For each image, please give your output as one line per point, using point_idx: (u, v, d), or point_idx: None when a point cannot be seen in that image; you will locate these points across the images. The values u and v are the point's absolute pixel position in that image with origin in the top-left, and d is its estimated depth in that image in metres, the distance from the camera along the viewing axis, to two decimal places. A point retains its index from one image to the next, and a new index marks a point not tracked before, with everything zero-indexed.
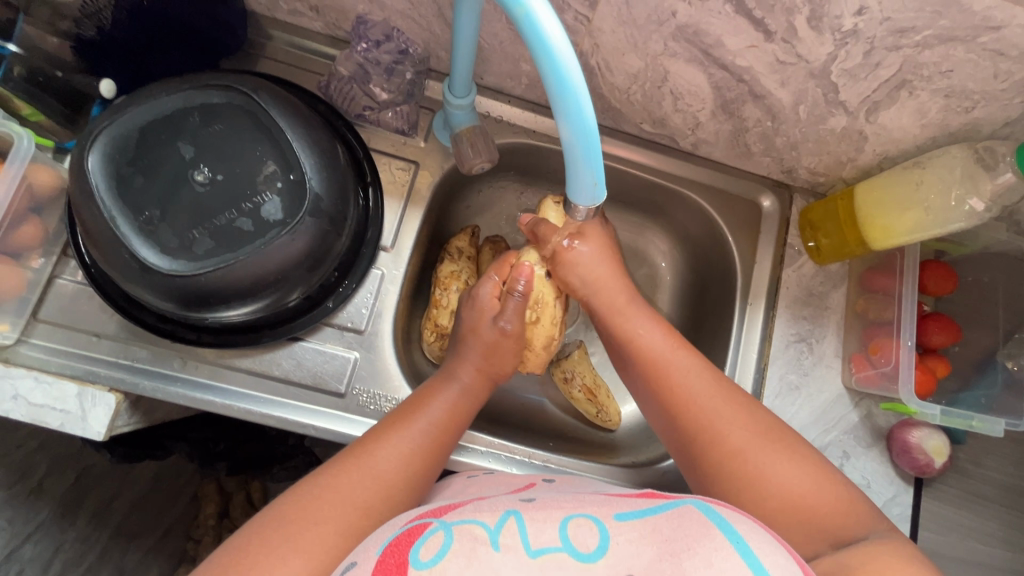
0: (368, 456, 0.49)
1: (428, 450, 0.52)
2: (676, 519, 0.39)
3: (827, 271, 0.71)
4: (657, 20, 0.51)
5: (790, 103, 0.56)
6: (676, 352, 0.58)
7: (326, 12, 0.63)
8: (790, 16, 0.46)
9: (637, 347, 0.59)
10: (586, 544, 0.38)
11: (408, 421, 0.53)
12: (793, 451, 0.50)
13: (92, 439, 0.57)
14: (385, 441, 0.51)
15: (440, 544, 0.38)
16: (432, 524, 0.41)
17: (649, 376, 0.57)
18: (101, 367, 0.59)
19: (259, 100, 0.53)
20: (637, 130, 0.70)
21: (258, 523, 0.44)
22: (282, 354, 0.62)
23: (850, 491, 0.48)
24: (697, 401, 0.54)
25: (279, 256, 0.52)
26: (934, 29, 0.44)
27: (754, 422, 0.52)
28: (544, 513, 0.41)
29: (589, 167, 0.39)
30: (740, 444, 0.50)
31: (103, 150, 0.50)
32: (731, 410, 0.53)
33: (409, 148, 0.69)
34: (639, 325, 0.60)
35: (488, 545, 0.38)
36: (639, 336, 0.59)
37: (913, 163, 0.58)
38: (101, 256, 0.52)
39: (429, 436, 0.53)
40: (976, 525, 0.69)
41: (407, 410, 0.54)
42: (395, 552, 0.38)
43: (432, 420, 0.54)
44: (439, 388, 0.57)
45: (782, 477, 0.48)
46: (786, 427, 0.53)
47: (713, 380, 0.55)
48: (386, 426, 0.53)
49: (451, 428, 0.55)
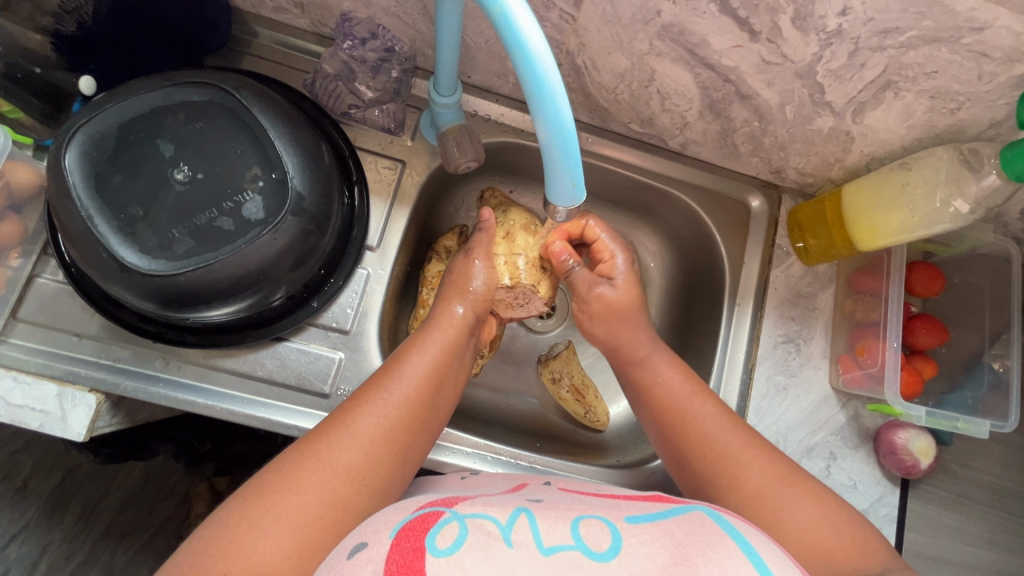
0: (349, 420, 0.49)
1: (408, 409, 0.51)
2: (687, 525, 0.40)
3: (815, 272, 0.71)
4: (642, 19, 0.50)
5: (777, 103, 0.56)
6: (694, 391, 0.58)
7: (311, 9, 0.62)
8: (774, 15, 0.46)
9: (661, 390, 0.60)
10: (598, 543, 0.37)
11: (384, 384, 0.52)
12: (812, 495, 0.51)
13: (71, 440, 0.57)
14: (366, 405, 0.50)
15: (456, 534, 0.37)
16: (447, 513, 0.40)
17: (667, 417, 0.58)
18: (81, 368, 0.58)
19: (240, 97, 0.53)
20: (625, 130, 0.70)
21: (242, 495, 0.43)
22: (266, 354, 0.61)
23: (841, 505, 0.51)
24: (715, 445, 0.54)
25: (259, 255, 0.51)
26: (919, 30, 0.44)
27: (770, 464, 0.53)
28: (554, 513, 0.41)
29: (567, 169, 0.39)
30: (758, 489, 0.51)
31: (81, 147, 0.50)
32: (748, 454, 0.53)
33: (396, 147, 0.68)
34: (660, 367, 0.61)
35: (501, 541, 0.37)
36: (663, 379, 0.60)
37: (899, 164, 0.58)
38: (80, 256, 0.51)
39: (408, 395, 0.51)
40: (963, 526, 0.69)
41: (387, 372, 0.53)
42: (410, 536, 0.37)
43: (414, 380, 0.52)
44: (424, 342, 0.56)
45: (797, 520, 0.49)
46: (796, 468, 0.53)
47: (731, 424, 0.56)
48: (369, 389, 0.51)
49: (433, 381, 0.54)
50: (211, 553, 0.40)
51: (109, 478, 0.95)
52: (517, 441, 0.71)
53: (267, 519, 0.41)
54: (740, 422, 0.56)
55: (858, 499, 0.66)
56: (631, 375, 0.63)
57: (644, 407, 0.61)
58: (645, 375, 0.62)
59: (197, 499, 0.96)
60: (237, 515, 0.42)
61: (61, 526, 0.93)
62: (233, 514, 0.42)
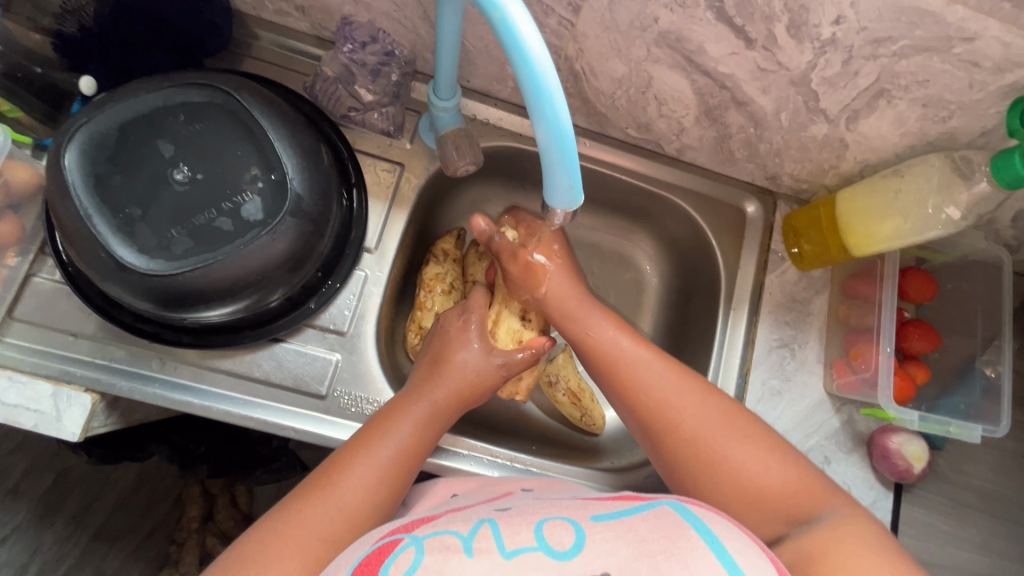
0: (335, 482, 0.49)
1: (392, 473, 0.52)
2: (653, 520, 0.39)
3: (810, 277, 0.71)
4: (639, 26, 0.51)
5: (772, 110, 0.57)
6: (633, 347, 0.59)
7: (312, 12, 0.63)
8: (769, 23, 0.47)
9: (600, 347, 0.60)
10: (561, 543, 0.37)
11: (370, 444, 0.52)
12: (742, 432, 0.52)
13: (66, 440, 0.56)
14: (346, 467, 0.50)
15: (410, 561, 0.37)
16: (405, 539, 0.40)
17: (608, 368, 0.59)
18: (77, 367, 0.58)
19: (241, 99, 0.53)
20: (622, 135, 0.70)
21: (225, 560, 0.44)
22: (263, 356, 0.61)
23: (769, 435, 0.52)
24: (655, 390, 0.55)
25: (257, 257, 0.51)
26: (910, 39, 0.44)
27: (709, 408, 0.54)
28: (519, 518, 0.41)
29: (565, 172, 0.39)
30: (696, 431, 0.52)
31: (80, 146, 0.50)
32: (687, 396, 0.54)
33: (395, 150, 0.69)
34: (595, 322, 0.62)
35: (460, 553, 0.37)
36: (596, 333, 0.61)
37: (892, 171, 0.59)
38: (78, 256, 0.51)
39: (394, 457, 0.52)
40: (957, 531, 0.69)
41: (372, 433, 0.53)
42: (364, 573, 0.37)
43: (402, 442, 0.53)
44: (409, 403, 0.56)
45: (729, 458, 0.51)
46: (741, 410, 0.54)
47: (673, 378, 0.56)
48: (353, 448, 0.52)
49: (419, 443, 0.54)
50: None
51: (101, 480, 0.95)
52: (514, 446, 0.71)
53: None
54: (683, 368, 0.57)
55: None
56: (565, 329, 0.63)
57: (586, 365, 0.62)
58: (581, 330, 0.62)
59: (189, 502, 0.95)
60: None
61: (53, 529, 0.92)
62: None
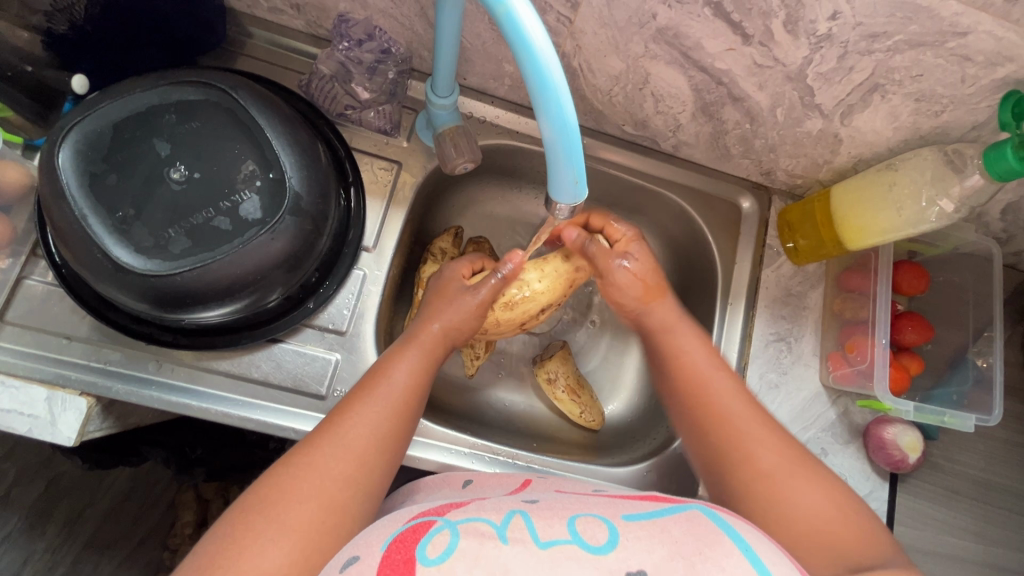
0: (339, 428, 0.48)
1: (395, 416, 0.51)
2: (685, 522, 0.40)
3: (805, 271, 0.72)
4: (637, 22, 0.51)
5: (767, 105, 0.57)
6: (713, 366, 0.58)
7: (307, 10, 0.62)
8: (766, 19, 0.47)
9: (684, 362, 0.59)
10: (595, 537, 0.38)
11: (371, 389, 0.52)
12: (815, 476, 0.50)
13: (61, 445, 0.55)
14: (349, 413, 0.50)
15: (447, 542, 0.37)
16: (438, 521, 0.40)
17: (686, 383, 0.58)
18: (72, 370, 0.57)
19: (238, 97, 0.53)
20: (619, 132, 0.71)
21: (236, 509, 0.43)
22: (261, 356, 0.61)
23: (832, 481, 0.50)
24: (731, 416, 0.54)
25: (257, 256, 0.51)
26: (905, 35, 0.45)
27: (783, 446, 0.52)
28: (550, 512, 0.42)
29: (569, 168, 0.39)
30: (769, 466, 0.51)
31: (73, 145, 0.49)
32: (763, 431, 0.53)
33: (392, 148, 0.68)
34: (684, 339, 0.60)
35: (496, 540, 0.38)
36: (683, 348, 0.60)
37: (886, 165, 0.60)
38: (73, 257, 0.50)
39: (396, 400, 0.52)
40: (951, 519, 0.71)
41: (370, 380, 0.53)
42: (401, 548, 0.38)
43: (401, 385, 0.53)
44: (404, 350, 0.56)
45: (799, 501, 0.48)
46: (809, 454, 0.52)
47: (751, 409, 0.55)
48: (353, 396, 0.51)
49: (417, 387, 0.54)
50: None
51: (94, 486, 0.93)
52: (515, 443, 0.71)
53: (264, 537, 0.41)
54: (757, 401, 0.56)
55: None
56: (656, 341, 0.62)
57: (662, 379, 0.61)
58: (669, 344, 0.61)
59: (183, 508, 0.94)
60: (220, 542, 0.41)
61: (45, 536, 0.91)
62: (228, 527, 0.42)
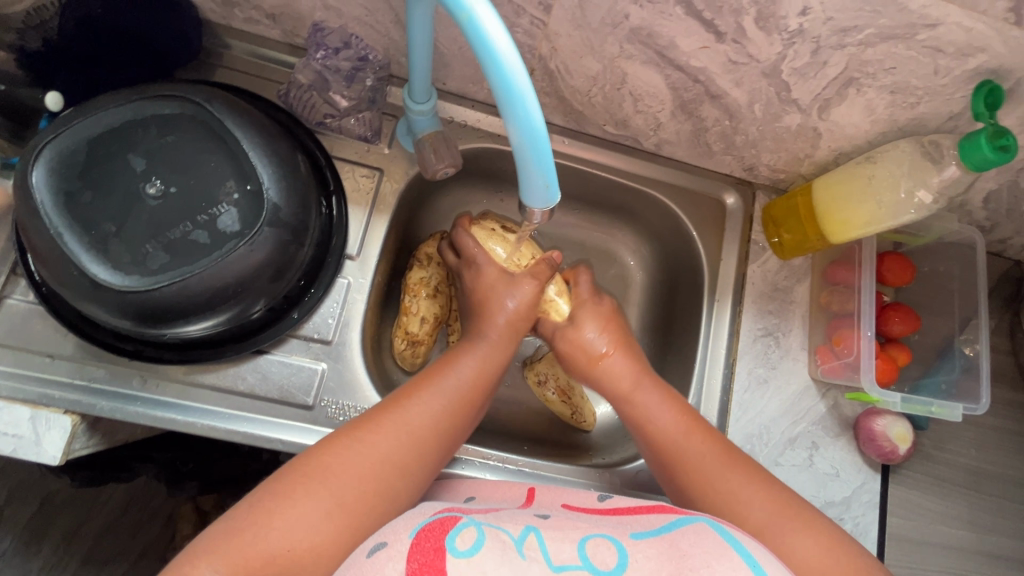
0: (403, 410, 0.52)
1: (454, 410, 0.54)
2: (691, 536, 0.41)
3: (791, 265, 0.72)
4: (610, 23, 0.51)
5: (745, 102, 0.57)
6: (686, 426, 0.58)
7: (283, 19, 0.62)
8: (738, 17, 0.47)
9: (651, 428, 0.59)
10: (605, 562, 0.39)
11: (435, 379, 0.55)
12: (806, 524, 0.49)
13: (47, 464, 0.55)
14: (413, 397, 0.53)
15: (475, 537, 0.39)
16: (464, 519, 0.42)
17: (662, 450, 0.57)
18: (55, 389, 0.56)
19: (213, 110, 0.52)
20: (600, 132, 0.70)
21: (292, 469, 0.46)
22: (247, 368, 0.60)
23: (827, 529, 0.49)
24: (712, 479, 0.54)
25: (237, 269, 0.51)
26: (875, 28, 0.45)
27: (767, 497, 0.51)
28: (563, 532, 0.42)
29: (540, 171, 0.39)
30: (759, 523, 0.50)
31: (47, 164, 0.49)
32: (745, 488, 0.52)
33: (373, 155, 0.68)
34: (648, 402, 0.60)
35: (515, 552, 0.39)
36: (648, 414, 0.59)
37: (865, 158, 0.60)
38: (51, 276, 0.50)
39: (456, 395, 0.55)
40: (945, 508, 0.71)
41: (434, 371, 0.56)
42: (429, 536, 0.39)
43: (463, 381, 0.56)
44: (467, 348, 0.60)
45: (794, 554, 0.47)
46: (797, 499, 0.52)
47: (731, 462, 0.54)
48: (417, 383, 0.55)
49: (478, 384, 0.57)
50: (247, 540, 0.41)
51: (88, 503, 0.93)
52: (506, 447, 0.71)
53: (315, 500, 0.44)
54: (735, 451, 0.56)
55: (841, 487, 0.68)
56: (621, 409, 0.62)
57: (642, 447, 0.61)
58: (636, 410, 0.60)
59: (182, 520, 0.93)
60: (274, 501, 0.43)
61: (41, 554, 0.90)
62: (284, 484, 0.44)
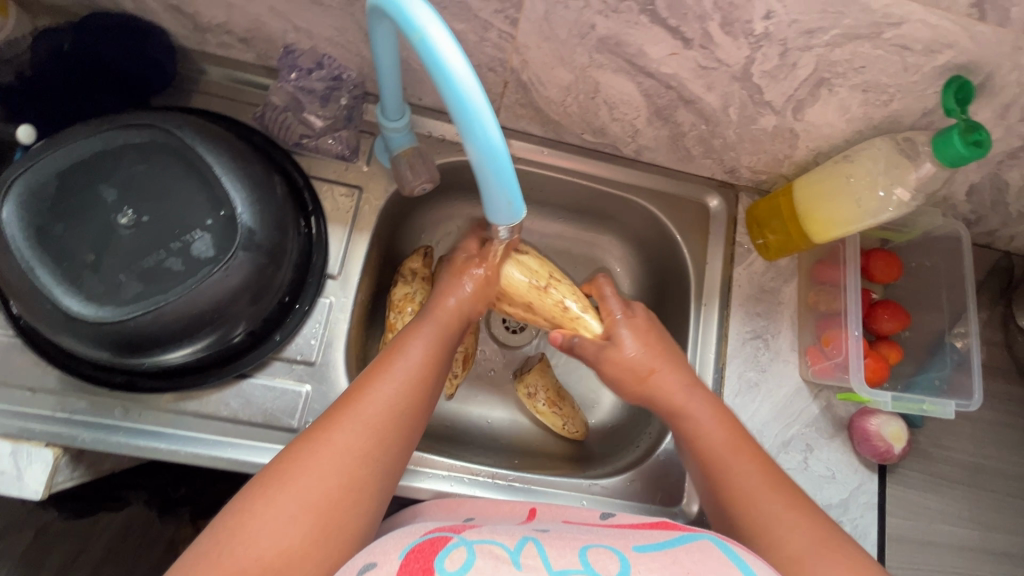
0: (358, 403, 0.49)
1: (411, 390, 0.52)
2: (695, 553, 0.40)
3: (777, 266, 0.72)
4: (578, 34, 0.51)
5: (719, 106, 0.57)
6: (739, 444, 0.56)
7: (255, 42, 0.62)
8: (703, 23, 0.47)
9: (701, 441, 0.57)
10: (607, 568, 0.38)
11: (389, 365, 0.53)
12: (850, 557, 0.45)
13: (29, 499, 0.54)
14: (367, 386, 0.51)
15: (464, 559, 0.38)
16: (454, 539, 0.42)
17: (711, 465, 0.55)
18: (37, 423, 0.56)
19: (184, 137, 0.52)
20: (579, 141, 0.70)
21: (250, 486, 0.44)
22: (230, 393, 0.60)
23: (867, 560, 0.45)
24: (761, 497, 0.51)
25: (212, 295, 0.51)
26: (840, 29, 0.45)
27: (809, 527, 0.47)
28: (562, 542, 0.42)
29: (503, 190, 0.39)
30: (797, 549, 0.46)
31: (18, 199, 0.49)
32: (788, 514, 0.49)
33: (352, 173, 0.68)
34: (702, 414, 0.58)
35: (509, 564, 0.38)
36: (703, 428, 0.57)
37: (842, 156, 0.59)
38: (25, 310, 0.50)
39: (411, 376, 0.53)
40: (945, 507, 0.70)
41: (387, 356, 0.54)
42: (418, 558, 0.39)
43: (415, 361, 0.54)
44: (419, 327, 0.58)
45: None
46: (845, 538, 0.47)
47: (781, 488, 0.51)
48: (371, 371, 0.53)
49: (432, 364, 0.55)
50: (215, 560, 0.40)
51: None
52: (497, 462, 0.70)
53: (273, 512, 0.42)
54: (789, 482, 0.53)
55: (838, 489, 0.67)
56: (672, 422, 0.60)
57: (690, 458, 0.58)
58: (688, 424, 0.58)
59: None
60: (236, 518, 0.42)
61: None
62: (243, 504, 0.43)
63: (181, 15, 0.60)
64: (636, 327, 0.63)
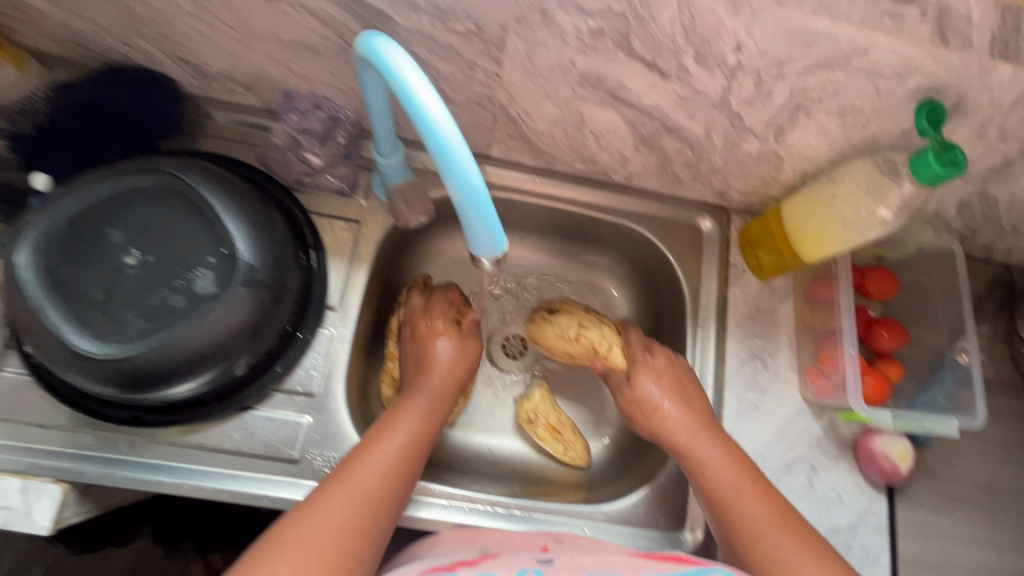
0: (350, 474, 0.51)
1: (401, 462, 0.54)
2: None
3: (772, 286, 0.72)
4: (560, 70, 0.53)
5: (703, 133, 0.59)
6: (745, 483, 0.56)
7: (257, 87, 0.66)
8: (678, 57, 0.49)
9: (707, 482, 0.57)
10: None
11: (381, 437, 0.55)
12: None
13: (37, 534, 0.56)
14: (362, 458, 0.53)
15: None
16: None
17: (717, 509, 0.56)
18: (46, 459, 0.58)
19: (188, 180, 0.55)
20: (571, 169, 0.72)
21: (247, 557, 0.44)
22: (232, 426, 0.61)
23: None
24: (767, 540, 0.52)
25: (214, 330, 0.52)
26: (810, 58, 0.47)
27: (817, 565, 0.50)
28: None
29: (483, 223, 0.40)
30: None
31: (31, 244, 0.51)
32: (796, 554, 0.50)
33: (351, 208, 0.70)
34: (706, 452, 0.58)
35: None
36: (706, 471, 0.57)
37: (827, 177, 0.60)
38: (36, 348, 0.52)
39: (403, 449, 0.55)
40: (959, 529, 0.68)
41: (380, 427, 0.56)
42: None
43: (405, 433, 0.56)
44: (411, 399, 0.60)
45: None
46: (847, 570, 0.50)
47: (785, 526, 0.52)
48: (365, 442, 0.54)
49: (422, 435, 0.57)
50: None
51: None
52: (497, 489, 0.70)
53: None
54: (794, 513, 0.54)
55: (845, 511, 0.66)
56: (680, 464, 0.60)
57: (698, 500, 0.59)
58: (692, 466, 0.58)
59: None
60: None
61: None
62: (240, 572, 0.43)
63: (187, 64, 0.63)
64: (655, 369, 0.65)
